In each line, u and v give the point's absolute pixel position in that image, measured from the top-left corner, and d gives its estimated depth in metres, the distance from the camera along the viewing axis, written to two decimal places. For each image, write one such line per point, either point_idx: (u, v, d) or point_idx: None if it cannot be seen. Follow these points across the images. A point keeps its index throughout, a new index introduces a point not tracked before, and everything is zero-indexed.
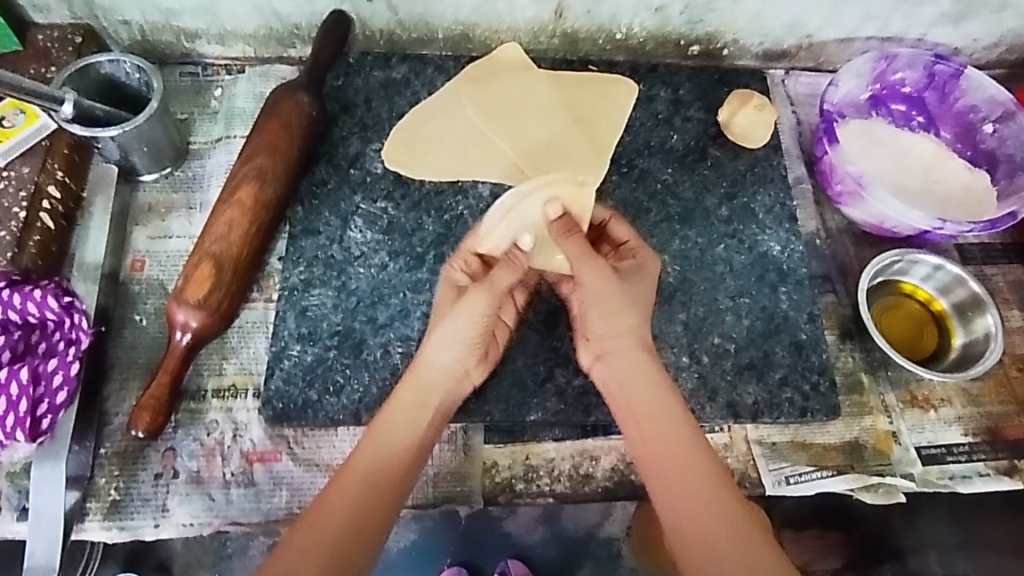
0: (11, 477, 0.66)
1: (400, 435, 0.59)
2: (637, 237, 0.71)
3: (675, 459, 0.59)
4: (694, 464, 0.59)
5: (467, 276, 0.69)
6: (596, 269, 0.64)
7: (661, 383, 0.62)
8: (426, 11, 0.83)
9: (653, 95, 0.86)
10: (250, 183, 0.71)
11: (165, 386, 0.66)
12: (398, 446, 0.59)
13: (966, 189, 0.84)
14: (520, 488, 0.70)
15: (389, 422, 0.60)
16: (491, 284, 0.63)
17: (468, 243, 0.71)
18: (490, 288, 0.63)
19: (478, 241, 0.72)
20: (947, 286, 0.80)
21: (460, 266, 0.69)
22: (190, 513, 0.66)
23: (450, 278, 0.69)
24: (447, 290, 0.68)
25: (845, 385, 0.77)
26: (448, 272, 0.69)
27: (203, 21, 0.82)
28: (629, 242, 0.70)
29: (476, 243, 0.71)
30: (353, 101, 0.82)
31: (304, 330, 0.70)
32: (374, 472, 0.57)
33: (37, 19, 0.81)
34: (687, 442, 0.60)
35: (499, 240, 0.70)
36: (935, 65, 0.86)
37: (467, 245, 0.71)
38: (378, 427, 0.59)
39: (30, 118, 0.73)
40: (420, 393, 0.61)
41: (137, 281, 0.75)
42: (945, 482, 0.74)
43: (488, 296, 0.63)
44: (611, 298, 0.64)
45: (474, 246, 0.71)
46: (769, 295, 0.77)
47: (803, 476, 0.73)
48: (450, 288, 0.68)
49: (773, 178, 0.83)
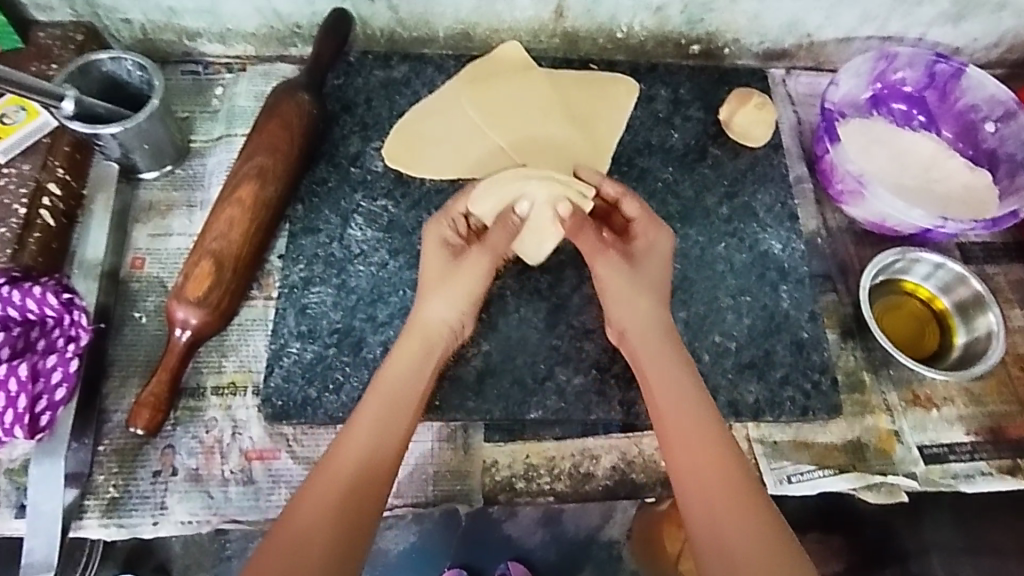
0: (10, 474, 0.66)
1: (409, 390, 0.62)
2: (647, 215, 0.70)
3: (674, 416, 0.62)
4: (692, 422, 0.62)
5: (456, 236, 0.70)
6: (609, 261, 0.68)
7: (661, 346, 0.66)
8: (426, 11, 0.83)
9: (653, 94, 0.86)
10: (251, 181, 0.71)
11: (165, 383, 0.66)
12: (408, 400, 0.62)
13: (966, 187, 0.84)
14: (520, 487, 0.70)
15: (397, 378, 0.62)
16: (488, 245, 0.67)
17: (457, 201, 0.70)
18: (488, 247, 0.67)
19: (469, 201, 0.70)
20: (948, 285, 0.80)
21: (450, 224, 0.70)
22: (190, 510, 0.66)
23: (441, 236, 0.69)
24: (438, 250, 0.69)
25: (846, 384, 0.77)
26: (437, 230, 0.69)
27: (203, 20, 0.82)
28: (636, 223, 0.70)
29: (466, 202, 0.70)
30: (353, 100, 0.82)
31: (304, 327, 0.70)
32: (386, 425, 0.60)
33: (38, 17, 0.81)
34: (684, 402, 0.63)
35: (489, 207, 0.70)
36: (936, 64, 0.86)
37: (455, 203, 0.70)
38: (387, 383, 0.62)
39: (31, 114, 0.74)
40: (426, 350, 0.64)
41: (137, 278, 0.75)
42: (947, 482, 0.74)
43: (485, 258, 0.67)
44: (624, 283, 0.68)
45: (464, 206, 0.70)
46: (770, 294, 0.77)
47: (804, 475, 0.73)
48: (441, 248, 0.69)
49: (774, 177, 0.83)
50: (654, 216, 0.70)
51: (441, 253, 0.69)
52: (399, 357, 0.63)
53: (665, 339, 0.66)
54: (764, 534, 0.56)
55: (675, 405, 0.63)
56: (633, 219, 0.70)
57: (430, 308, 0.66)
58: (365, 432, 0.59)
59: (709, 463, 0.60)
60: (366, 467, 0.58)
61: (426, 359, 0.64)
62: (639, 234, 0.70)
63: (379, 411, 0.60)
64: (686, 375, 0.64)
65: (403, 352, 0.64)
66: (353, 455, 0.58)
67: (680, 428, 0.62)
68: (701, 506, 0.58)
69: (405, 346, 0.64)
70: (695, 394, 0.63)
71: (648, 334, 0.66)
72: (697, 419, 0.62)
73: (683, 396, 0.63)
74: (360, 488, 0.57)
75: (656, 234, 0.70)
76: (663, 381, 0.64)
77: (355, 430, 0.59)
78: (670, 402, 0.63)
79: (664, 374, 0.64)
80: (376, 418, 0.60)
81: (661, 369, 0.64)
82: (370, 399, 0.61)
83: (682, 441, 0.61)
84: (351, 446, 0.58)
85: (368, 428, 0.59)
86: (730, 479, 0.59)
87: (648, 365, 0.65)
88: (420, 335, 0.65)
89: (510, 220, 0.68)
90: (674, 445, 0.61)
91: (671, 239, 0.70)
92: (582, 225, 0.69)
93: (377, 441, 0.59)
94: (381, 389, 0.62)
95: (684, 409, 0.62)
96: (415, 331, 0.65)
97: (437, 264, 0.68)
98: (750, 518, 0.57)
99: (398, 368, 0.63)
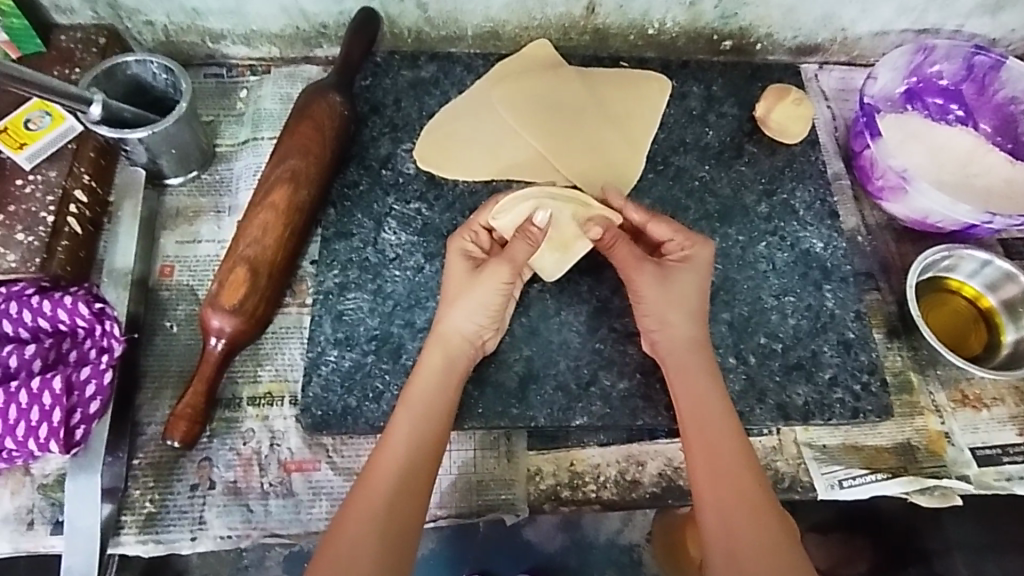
0: (44, 489, 0.64)
1: (439, 403, 0.61)
2: (683, 231, 0.66)
3: (703, 430, 0.61)
4: (722, 434, 0.61)
5: (479, 249, 0.67)
6: (642, 275, 0.65)
7: (691, 358, 0.64)
8: (456, 8, 0.81)
9: (686, 91, 0.85)
10: (283, 186, 0.69)
11: (201, 394, 0.64)
12: (439, 413, 0.61)
13: (1008, 182, 0.82)
14: (565, 495, 0.68)
15: (426, 392, 0.61)
16: (511, 259, 0.63)
17: (480, 212, 0.67)
18: (511, 264, 0.63)
19: (492, 210, 0.67)
20: (996, 283, 0.78)
21: (472, 237, 0.67)
22: (228, 524, 0.64)
23: (461, 247, 0.66)
24: (459, 263, 0.66)
25: (894, 385, 0.75)
26: (458, 243, 0.66)
27: (228, 21, 0.80)
28: (670, 242, 0.67)
29: (489, 214, 0.67)
30: (382, 102, 0.81)
31: (341, 335, 0.69)
32: (419, 441, 0.59)
33: (60, 21, 0.79)
34: (715, 413, 0.62)
35: (512, 219, 0.66)
36: (975, 56, 0.84)
37: (478, 214, 0.67)
38: (415, 399, 0.61)
39: (56, 120, 0.71)
40: (452, 361, 0.63)
41: (167, 286, 0.73)
42: (1002, 483, 0.72)
43: (509, 273, 0.63)
44: (655, 299, 0.65)
45: (487, 218, 0.67)
46: (814, 294, 0.75)
47: (857, 479, 0.70)
48: (462, 260, 0.66)
49: (812, 173, 0.81)
50: (690, 231, 0.67)
51: (463, 265, 0.65)
52: (424, 371, 0.62)
53: (695, 351, 0.65)
54: (783, 547, 0.57)
55: (704, 416, 0.62)
56: (667, 239, 0.67)
57: (451, 317, 0.64)
58: (399, 450, 0.58)
59: (736, 475, 0.60)
60: (404, 485, 0.57)
61: (454, 371, 0.63)
62: (675, 252, 0.67)
63: (413, 428, 0.59)
64: (715, 385, 0.63)
65: (428, 365, 0.62)
66: (390, 475, 0.57)
67: (709, 440, 0.61)
68: (720, 519, 0.58)
69: (429, 360, 0.63)
70: (724, 404, 0.63)
71: (679, 348, 0.65)
72: (728, 429, 0.61)
73: (714, 407, 0.62)
74: (400, 508, 0.56)
75: (696, 248, 0.66)
76: (691, 393, 0.63)
77: (389, 448, 0.58)
78: (700, 414, 0.62)
79: (693, 386, 0.63)
80: (409, 435, 0.59)
81: (692, 379, 0.63)
82: (399, 416, 0.60)
83: (711, 453, 0.60)
84: (386, 466, 0.58)
85: (401, 446, 0.58)
86: (750, 492, 0.59)
87: (679, 376, 0.64)
88: (443, 347, 0.63)
89: (531, 231, 0.63)
90: (703, 457, 0.61)
91: (711, 252, 0.66)
92: (617, 241, 0.66)
93: (412, 459, 0.58)
94: (410, 405, 0.60)
95: (716, 420, 0.62)
96: (436, 343, 0.63)
97: (457, 277, 0.65)
98: (772, 531, 0.57)
99: (425, 382, 0.61)
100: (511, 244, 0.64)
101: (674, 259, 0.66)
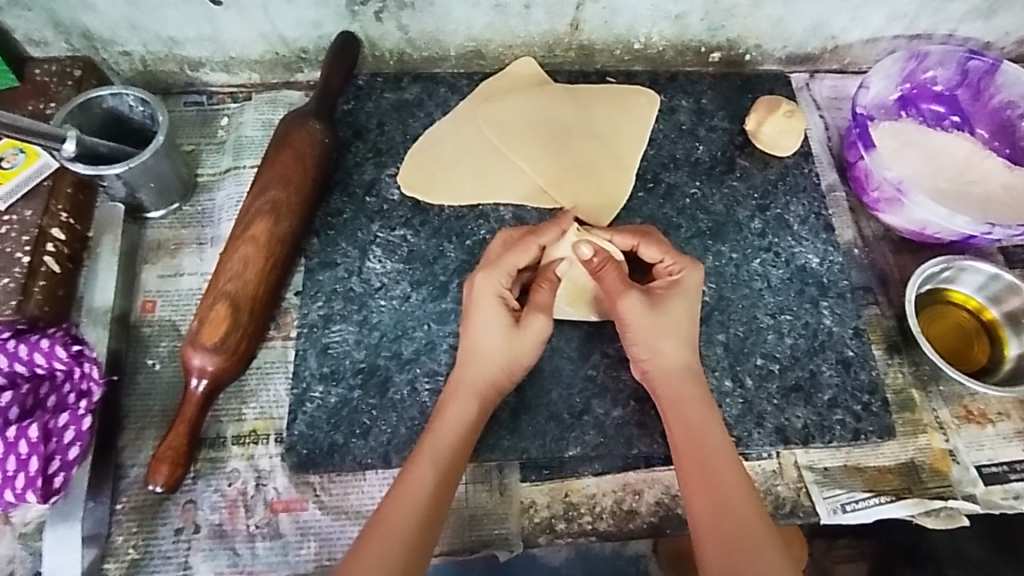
0: (23, 539, 0.62)
1: (461, 453, 0.60)
2: (673, 252, 0.66)
3: (705, 461, 0.60)
4: (723, 465, 0.60)
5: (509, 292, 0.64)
6: (629, 302, 0.63)
7: (686, 385, 0.63)
8: (437, 29, 0.80)
9: (675, 105, 0.83)
10: (265, 218, 0.68)
11: (183, 435, 0.63)
12: (460, 463, 0.59)
13: (1007, 188, 0.79)
14: (561, 528, 0.66)
15: (447, 440, 0.60)
16: (543, 305, 0.63)
17: (517, 257, 0.64)
18: (546, 311, 0.63)
19: (530, 254, 0.64)
20: (998, 295, 0.76)
21: (505, 279, 0.63)
22: (214, 569, 0.62)
23: (495, 289, 0.63)
24: (495, 306, 0.63)
25: (896, 403, 0.73)
26: (491, 286, 0.63)
27: (206, 49, 0.79)
28: (663, 261, 0.66)
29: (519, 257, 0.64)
30: (365, 126, 0.79)
31: (327, 368, 0.67)
32: (437, 490, 0.57)
33: (34, 54, 0.78)
34: (713, 444, 0.60)
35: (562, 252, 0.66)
36: (969, 61, 0.82)
37: (512, 257, 0.64)
38: (439, 446, 0.59)
39: (30, 157, 0.71)
40: (478, 409, 0.62)
41: (149, 322, 0.71)
42: (1010, 502, 0.70)
43: (548, 318, 0.63)
44: (645, 327, 0.63)
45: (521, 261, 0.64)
46: (812, 311, 0.73)
47: (860, 502, 0.68)
48: (498, 303, 0.63)
49: (806, 186, 0.80)
50: (679, 254, 0.66)
51: (501, 313, 0.63)
52: (448, 415, 0.61)
53: (690, 381, 0.63)
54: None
55: (702, 448, 0.60)
56: (656, 260, 0.66)
57: (482, 360, 0.62)
58: (419, 501, 0.56)
59: (736, 507, 0.58)
60: (416, 535, 0.55)
61: (477, 420, 0.62)
62: (665, 274, 0.66)
63: (435, 472, 0.58)
64: (711, 414, 0.62)
65: (455, 411, 0.61)
66: (408, 522, 0.55)
67: (708, 472, 0.59)
68: (725, 555, 0.56)
69: (456, 406, 0.61)
70: (724, 435, 0.61)
71: (672, 378, 0.63)
72: (728, 461, 0.60)
73: (714, 439, 0.61)
74: (411, 563, 0.54)
75: (685, 271, 0.65)
76: (689, 423, 0.61)
77: (406, 495, 0.57)
78: (699, 447, 0.60)
79: (689, 418, 0.61)
80: (432, 484, 0.57)
81: (690, 412, 0.62)
82: (419, 456, 0.59)
83: (710, 484, 0.59)
84: (405, 509, 0.56)
85: (420, 495, 0.57)
86: (753, 525, 0.57)
87: (673, 408, 0.62)
88: (470, 392, 0.62)
89: (551, 275, 0.64)
90: (702, 488, 0.59)
91: (700, 274, 0.65)
92: (605, 267, 0.64)
93: (428, 511, 0.56)
94: (431, 446, 0.59)
95: (715, 450, 0.60)
96: (463, 388, 0.62)
97: (492, 321, 0.63)
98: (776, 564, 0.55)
99: (448, 428, 0.60)
100: (535, 290, 0.63)
101: (662, 280, 0.65)
